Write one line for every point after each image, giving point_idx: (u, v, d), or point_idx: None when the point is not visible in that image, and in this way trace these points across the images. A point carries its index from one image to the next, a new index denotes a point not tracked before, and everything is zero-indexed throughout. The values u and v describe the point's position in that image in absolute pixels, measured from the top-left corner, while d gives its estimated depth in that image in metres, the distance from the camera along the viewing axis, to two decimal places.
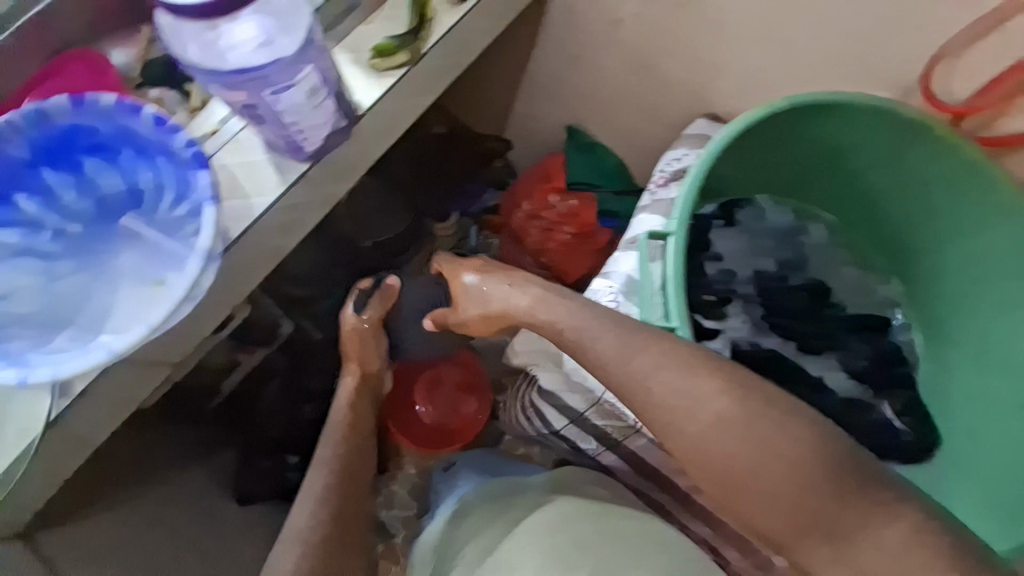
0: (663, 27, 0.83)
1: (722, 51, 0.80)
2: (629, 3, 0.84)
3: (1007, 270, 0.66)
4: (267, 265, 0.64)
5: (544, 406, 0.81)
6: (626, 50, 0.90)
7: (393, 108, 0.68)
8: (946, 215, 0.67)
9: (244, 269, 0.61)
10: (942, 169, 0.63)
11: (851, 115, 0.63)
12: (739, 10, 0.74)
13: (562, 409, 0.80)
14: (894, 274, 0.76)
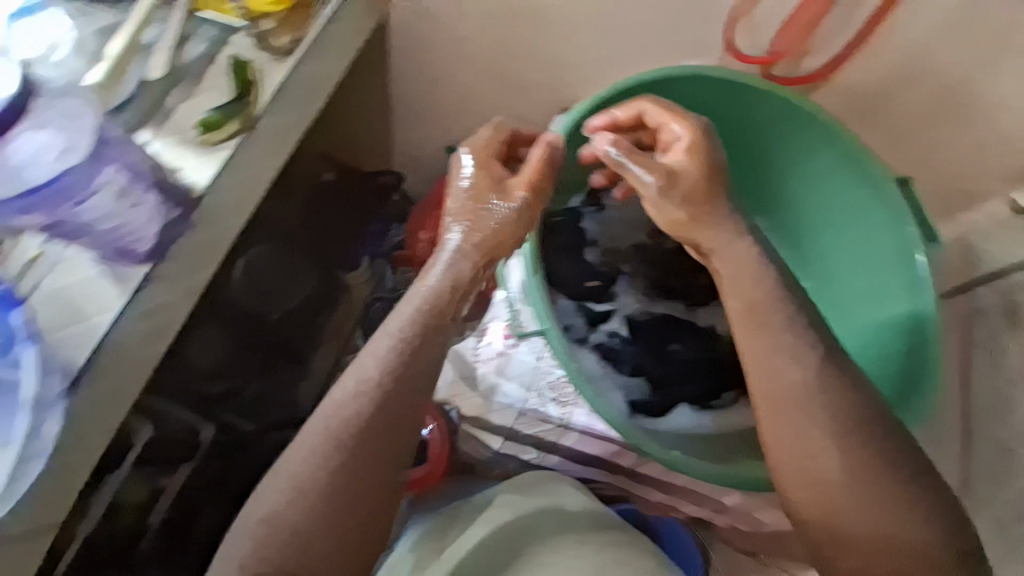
0: (504, 36, 0.85)
1: (565, 48, 0.83)
2: (466, 19, 0.84)
3: (832, 185, 0.70)
4: None
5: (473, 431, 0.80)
6: (478, 64, 0.91)
7: (239, 179, 0.63)
8: (773, 150, 0.73)
9: (102, 400, 0.51)
10: (762, 113, 0.69)
11: (668, 88, 0.67)
12: (566, 10, 0.78)
13: (493, 429, 0.80)
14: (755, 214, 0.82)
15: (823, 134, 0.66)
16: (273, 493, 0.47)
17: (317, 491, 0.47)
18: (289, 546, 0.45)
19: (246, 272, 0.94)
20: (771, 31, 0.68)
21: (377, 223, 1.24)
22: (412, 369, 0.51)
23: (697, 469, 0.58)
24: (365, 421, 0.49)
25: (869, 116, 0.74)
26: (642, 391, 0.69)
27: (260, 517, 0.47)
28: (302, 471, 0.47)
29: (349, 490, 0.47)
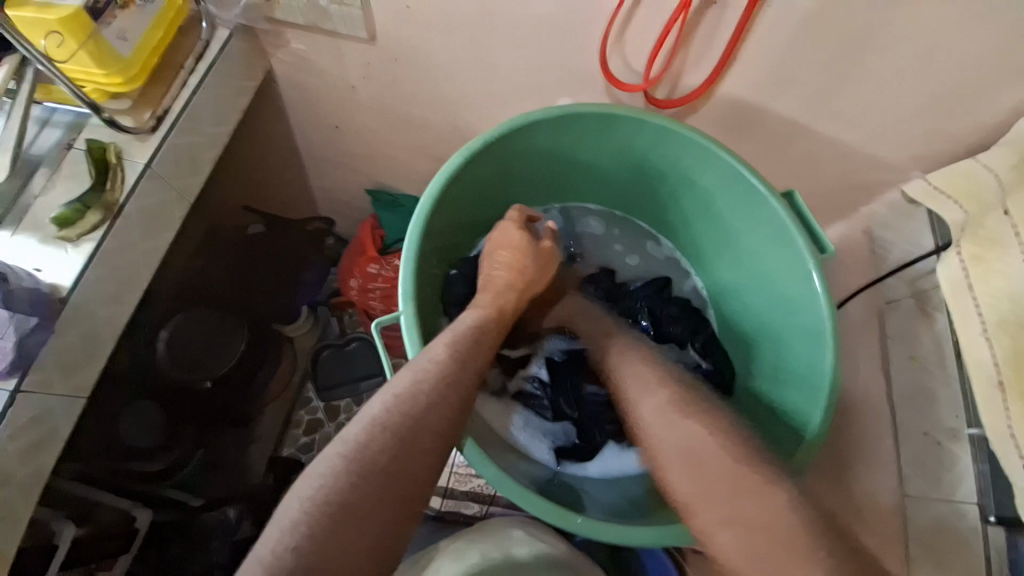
0: (392, 82, 0.83)
1: (452, 90, 0.82)
2: (350, 69, 0.83)
3: (720, 203, 0.68)
4: (32, 494, 0.62)
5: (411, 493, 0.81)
6: (373, 110, 0.90)
7: (109, 269, 0.66)
8: (659, 174, 0.70)
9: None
10: (641, 139, 0.66)
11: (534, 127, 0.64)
12: (444, 54, 0.76)
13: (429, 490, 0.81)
14: (661, 235, 0.81)
15: (704, 153, 0.64)
16: (311, 482, 0.45)
17: (376, 466, 0.46)
18: (344, 522, 0.43)
19: (171, 344, 1.00)
20: (642, 60, 0.69)
21: (312, 269, 1.21)
22: (467, 365, 0.54)
23: (612, 536, 0.51)
24: (425, 410, 0.50)
25: (753, 124, 0.76)
26: (566, 435, 0.70)
27: (299, 509, 0.43)
28: (376, 453, 0.46)
29: (401, 467, 0.47)
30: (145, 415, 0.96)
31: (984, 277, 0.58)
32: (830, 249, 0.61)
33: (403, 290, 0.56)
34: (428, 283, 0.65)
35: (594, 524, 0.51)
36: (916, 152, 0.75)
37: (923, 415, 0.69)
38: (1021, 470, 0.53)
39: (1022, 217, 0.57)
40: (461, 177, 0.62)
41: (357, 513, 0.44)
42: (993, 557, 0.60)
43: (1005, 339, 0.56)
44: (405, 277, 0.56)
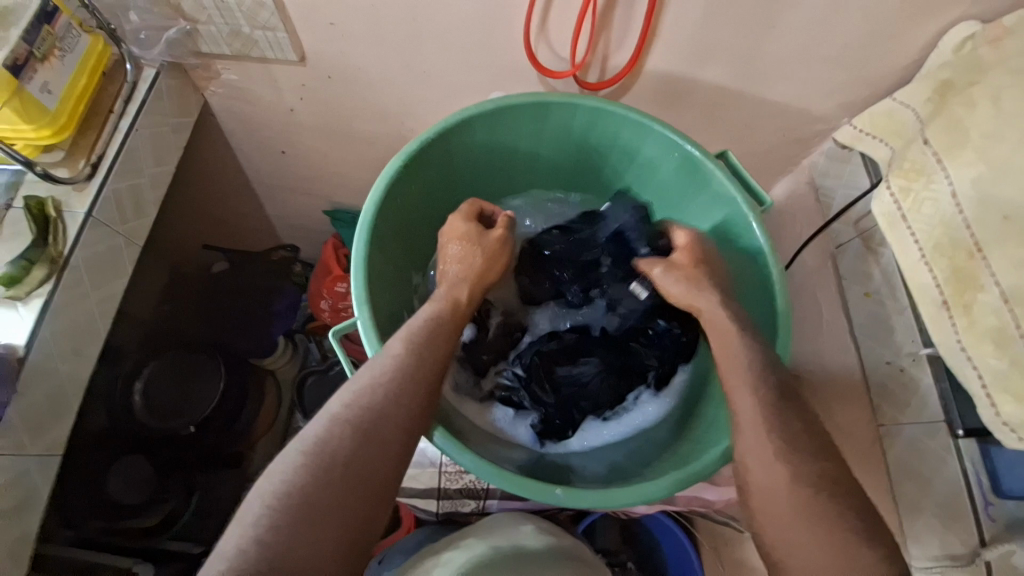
0: (331, 101, 0.84)
1: (391, 100, 0.82)
2: (287, 93, 0.83)
3: (662, 171, 0.70)
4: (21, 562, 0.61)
5: (403, 500, 0.79)
6: (318, 131, 0.90)
7: (64, 322, 0.66)
8: (599, 153, 0.72)
9: None
10: (576, 122, 0.68)
11: (470, 123, 0.65)
12: (377, 66, 0.76)
13: (421, 494, 0.79)
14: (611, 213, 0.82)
15: (639, 126, 0.66)
16: (271, 480, 0.45)
17: (337, 459, 0.46)
18: (307, 515, 0.43)
19: (148, 393, 1.00)
20: (567, 46, 0.71)
21: (284, 297, 1.18)
22: (429, 358, 0.55)
23: (592, 504, 0.51)
24: (387, 404, 0.50)
25: (686, 94, 0.79)
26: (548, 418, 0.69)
27: (259, 508, 0.43)
28: (337, 449, 0.47)
29: (364, 460, 0.47)
30: (133, 466, 0.98)
31: (915, 206, 0.61)
32: (768, 201, 0.64)
33: (356, 297, 0.56)
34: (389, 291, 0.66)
35: (574, 493, 0.51)
36: (842, 101, 0.78)
37: (885, 344, 0.72)
38: (975, 380, 0.55)
39: (942, 144, 0.59)
40: (403, 181, 0.63)
41: (321, 507, 0.44)
42: (969, 468, 0.61)
43: (942, 260, 0.58)
44: (357, 284, 0.57)
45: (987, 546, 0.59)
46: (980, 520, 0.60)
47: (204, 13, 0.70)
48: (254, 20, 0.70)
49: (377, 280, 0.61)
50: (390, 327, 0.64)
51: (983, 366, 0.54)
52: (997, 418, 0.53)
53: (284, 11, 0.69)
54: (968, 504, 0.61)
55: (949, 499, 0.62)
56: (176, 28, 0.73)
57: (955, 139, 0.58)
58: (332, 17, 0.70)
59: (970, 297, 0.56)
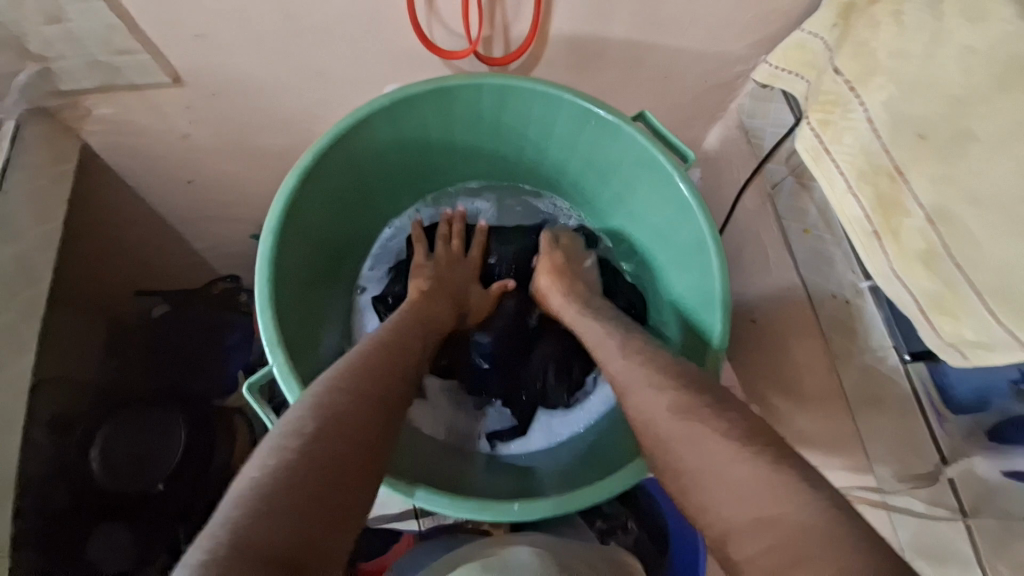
0: (227, 119, 0.77)
1: (294, 108, 0.77)
2: (174, 118, 0.75)
3: (584, 142, 0.67)
4: None
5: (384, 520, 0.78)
6: (219, 151, 0.83)
7: None
8: (517, 134, 0.69)
9: None
10: (483, 105, 0.64)
11: (369, 127, 0.61)
12: (266, 74, 0.70)
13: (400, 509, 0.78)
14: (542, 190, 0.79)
15: (547, 100, 0.63)
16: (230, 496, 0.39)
17: (300, 457, 0.42)
18: (304, 471, 0.41)
19: (105, 458, 0.95)
20: (461, 22, 0.66)
21: (235, 331, 1.12)
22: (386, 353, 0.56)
23: (549, 510, 0.51)
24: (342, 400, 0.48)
25: (598, 55, 0.76)
26: (497, 420, 0.72)
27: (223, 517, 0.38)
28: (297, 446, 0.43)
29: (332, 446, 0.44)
30: (111, 534, 0.95)
31: (835, 136, 0.60)
32: (691, 156, 0.62)
33: (268, 342, 0.52)
34: (302, 324, 0.62)
35: (528, 507, 0.51)
36: (755, 38, 0.76)
37: (829, 277, 0.73)
38: (913, 304, 0.55)
39: (852, 72, 0.57)
40: (303, 202, 0.59)
41: (311, 477, 0.41)
42: (918, 386, 0.62)
43: (867, 187, 0.57)
44: (265, 327, 0.53)
45: (947, 462, 0.60)
46: (934, 433, 0.62)
47: (52, 48, 0.62)
48: (110, 45, 0.62)
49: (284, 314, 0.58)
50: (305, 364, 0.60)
51: (918, 290, 0.54)
52: (937, 337, 0.53)
53: (140, 31, 0.62)
54: (923, 423, 0.62)
55: (904, 419, 0.64)
56: (25, 71, 0.64)
57: (864, 64, 0.56)
58: (197, 28, 0.63)
59: (897, 221, 0.55)
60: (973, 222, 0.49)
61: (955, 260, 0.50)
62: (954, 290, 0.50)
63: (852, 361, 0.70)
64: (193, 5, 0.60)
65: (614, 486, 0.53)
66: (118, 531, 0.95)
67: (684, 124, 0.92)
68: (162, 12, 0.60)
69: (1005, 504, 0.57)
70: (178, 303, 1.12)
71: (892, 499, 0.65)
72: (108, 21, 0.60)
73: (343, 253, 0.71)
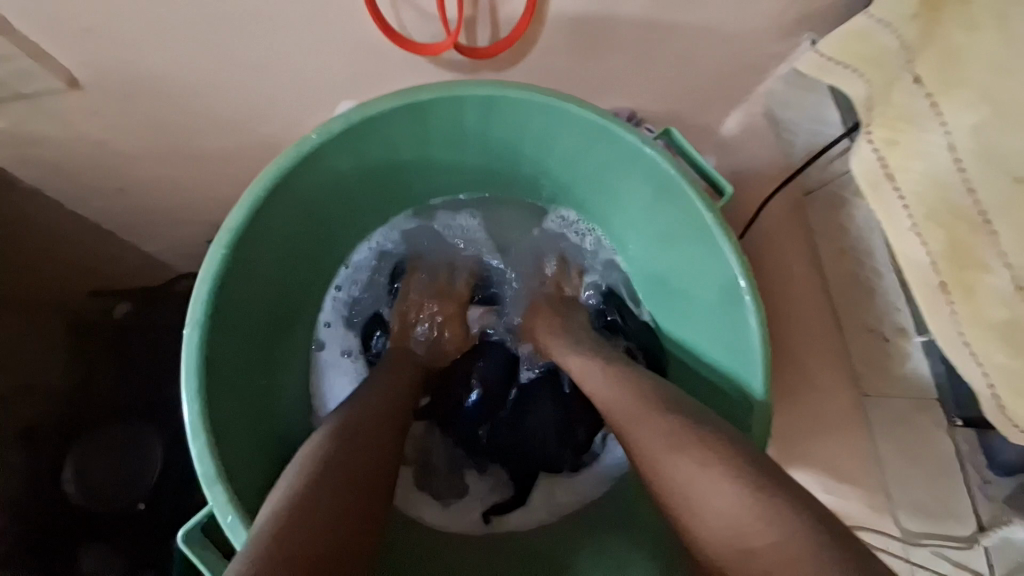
0: (153, 124, 0.63)
1: (233, 109, 0.62)
2: (85, 125, 0.61)
3: (594, 162, 0.55)
4: None
5: None
6: (151, 158, 0.69)
7: None
8: (510, 150, 0.56)
9: None
10: (466, 118, 0.51)
11: (316, 166, 0.49)
12: (190, 72, 0.56)
13: None
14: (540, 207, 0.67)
15: (547, 113, 0.50)
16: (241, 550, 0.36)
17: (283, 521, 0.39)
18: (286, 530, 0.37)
19: (79, 479, 0.88)
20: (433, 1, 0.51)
21: None
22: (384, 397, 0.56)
23: None
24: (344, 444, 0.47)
25: (605, 36, 0.61)
26: (497, 491, 0.67)
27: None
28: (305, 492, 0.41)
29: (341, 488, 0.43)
30: (97, 556, 0.88)
31: (903, 161, 0.48)
32: (727, 189, 0.51)
33: (202, 468, 0.45)
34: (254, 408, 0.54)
35: None
36: (798, 13, 0.62)
37: (868, 309, 0.63)
38: (977, 374, 0.46)
39: (936, 85, 0.46)
40: (239, 270, 0.49)
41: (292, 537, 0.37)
42: (963, 446, 0.56)
43: (939, 231, 0.47)
44: (198, 448, 0.45)
45: (986, 531, 0.54)
46: (976, 501, 0.55)
47: None
48: None
49: (222, 407, 0.49)
50: (258, 454, 0.53)
51: (991, 362, 0.45)
52: (1002, 413, 0.45)
53: (11, 27, 0.47)
54: (962, 480, 0.56)
55: (943, 477, 0.57)
56: None
57: (953, 74, 0.45)
58: (85, 20, 0.48)
59: (974, 276, 0.45)
60: None
61: None
62: None
63: (884, 405, 0.63)
64: None
65: None
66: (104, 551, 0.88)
67: (702, 110, 0.79)
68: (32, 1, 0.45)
69: None
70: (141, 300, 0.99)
71: (914, 555, 0.63)
72: None
73: (297, 300, 0.61)
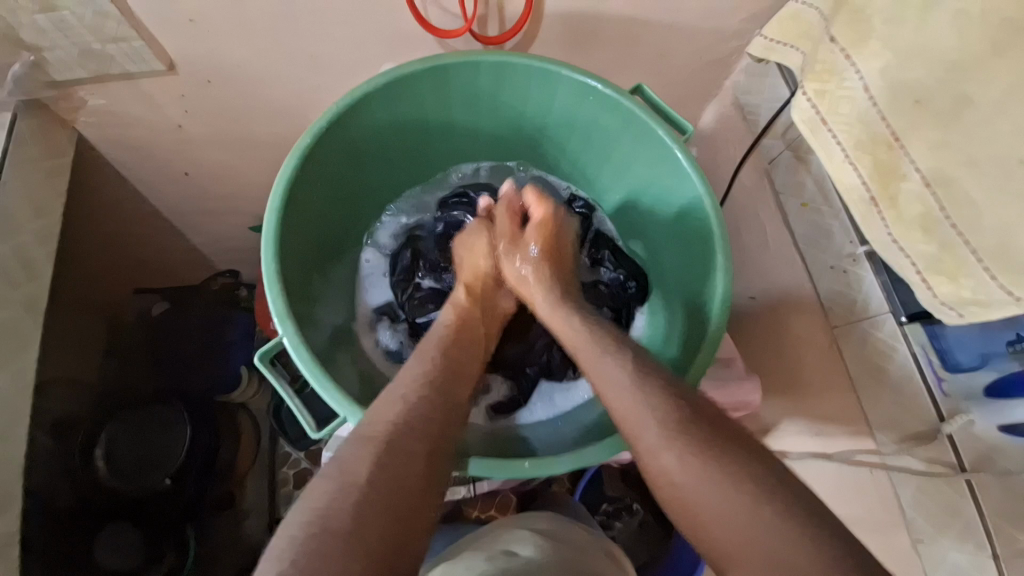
0: (222, 108, 0.76)
1: (287, 95, 0.76)
2: (169, 107, 0.75)
3: (584, 117, 0.68)
4: None
5: None
6: (213, 142, 0.83)
7: None
8: (515, 111, 0.69)
9: None
10: (480, 83, 0.64)
11: (368, 105, 0.61)
12: (260, 59, 0.70)
13: None
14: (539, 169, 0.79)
15: (544, 77, 0.63)
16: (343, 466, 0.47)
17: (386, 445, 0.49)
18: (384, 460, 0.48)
19: (110, 458, 0.93)
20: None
21: (237, 327, 1.08)
22: (446, 363, 0.57)
23: (561, 466, 0.53)
24: (405, 415, 0.51)
25: (592, 33, 0.75)
26: (501, 392, 0.73)
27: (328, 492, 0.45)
28: (364, 462, 0.47)
29: (393, 465, 0.47)
30: (118, 534, 0.92)
31: (832, 107, 0.60)
32: (689, 130, 0.63)
33: (276, 314, 0.53)
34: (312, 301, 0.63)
35: (541, 463, 0.52)
36: (748, 13, 0.76)
37: (828, 249, 0.74)
38: (911, 268, 0.56)
39: (848, 40, 0.58)
40: (307, 181, 0.60)
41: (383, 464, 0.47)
42: (917, 349, 0.64)
43: (865, 157, 0.57)
44: (275, 300, 0.53)
45: (946, 421, 0.61)
46: (934, 398, 0.63)
47: (45, 37, 0.61)
48: (102, 32, 0.62)
49: (291, 291, 0.58)
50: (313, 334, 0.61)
51: (915, 255, 0.55)
52: (935, 298, 0.54)
53: (134, 18, 0.61)
54: (922, 384, 0.64)
55: (905, 385, 0.65)
56: (19, 63, 0.64)
57: (859, 31, 0.57)
58: (189, 13, 0.62)
59: (895, 187, 0.55)
60: (970, 184, 0.49)
61: (953, 222, 0.51)
62: (952, 251, 0.51)
63: (851, 331, 0.71)
64: None
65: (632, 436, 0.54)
66: (126, 529, 0.93)
67: (679, 104, 0.92)
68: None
69: (1005, 463, 0.58)
70: (177, 300, 1.09)
71: (893, 459, 0.68)
72: (99, 7, 0.59)
73: (345, 235, 0.71)
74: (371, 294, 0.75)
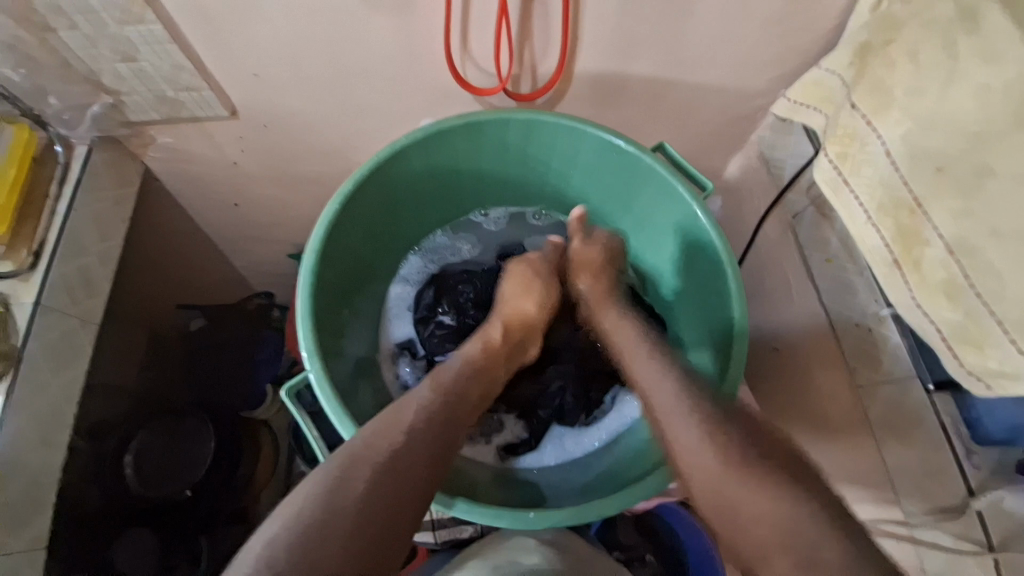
0: (269, 145, 0.83)
1: (332, 138, 0.83)
2: (227, 146, 0.82)
3: (606, 172, 0.71)
4: None
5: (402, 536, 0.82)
6: (262, 178, 0.89)
7: (32, 413, 0.65)
8: (543, 163, 0.73)
9: None
10: (511, 136, 0.68)
11: (406, 155, 0.65)
12: (312, 106, 0.76)
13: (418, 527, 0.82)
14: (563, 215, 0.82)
15: (571, 134, 0.67)
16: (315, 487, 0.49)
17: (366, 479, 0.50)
18: (357, 497, 0.49)
19: (139, 465, 0.96)
20: (491, 61, 0.71)
21: (267, 345, 1.13)
22: (441, 414, 0.57)
23: (566, 518, 0.53)
24: (386, 462, 0.51)
25: (619, 91, 0.79)
26: (513, 432, 0.74)
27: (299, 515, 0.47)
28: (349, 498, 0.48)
29: (373, 510, 0.49)
30: (138, 539, 0.96)
31: (853, 169, 0.61)
32: (710, 187, 0.65)
33: (306, 351, 0.56)
34: (338, 334, 0.66)
35: (547, 515, 0.54)
36: (774, 74, 0.79)
37: (853, 308, 0.73)
38: (935, 334, 0.56)
39: (870, 107, 0.59)
40: (344, 223, 0.64)
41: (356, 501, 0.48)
42: (946, 416, 0.62)
43: (888, 220, 0.58)
44: (305, 337, 0.57)
45: (975, 495, 0.59)
46: (964, 470, 0.60)
47: (125, 84, 0.69)
48: (176, 82, 0.69)
49: (321, 324, 0.61)
50: (336, 362, 0.64)
51: (941, 321, 0.54)
52: (963, 369, 0.54)
53: (205, 70, 0.69)
54: (949, 450, 0.61)
55: (930, 451, 0.63)
56: (98, 104, 0.72)
57: (881, 100, 0.58)
58: (254, 67, 0.69)
59: (917, 251, 0.56)
60: (993, 254, 0.49)
61: (977, 291, 0.51)
62: (977, 320, 0.51)
63: (876, 393, 0.69)
64: (248, 47, 0.66)
65: (645, 494, 0.55)
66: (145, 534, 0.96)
67: (703, 154, 0.95)
68: (222, 51, 0.66)
69: None
70: (214, 316, 1.14)
71: (920, 532, 0.64)
72: (174, 60, 0.66)
73: (375, 271, 0.75)
74: (395, 328, 0.78)
